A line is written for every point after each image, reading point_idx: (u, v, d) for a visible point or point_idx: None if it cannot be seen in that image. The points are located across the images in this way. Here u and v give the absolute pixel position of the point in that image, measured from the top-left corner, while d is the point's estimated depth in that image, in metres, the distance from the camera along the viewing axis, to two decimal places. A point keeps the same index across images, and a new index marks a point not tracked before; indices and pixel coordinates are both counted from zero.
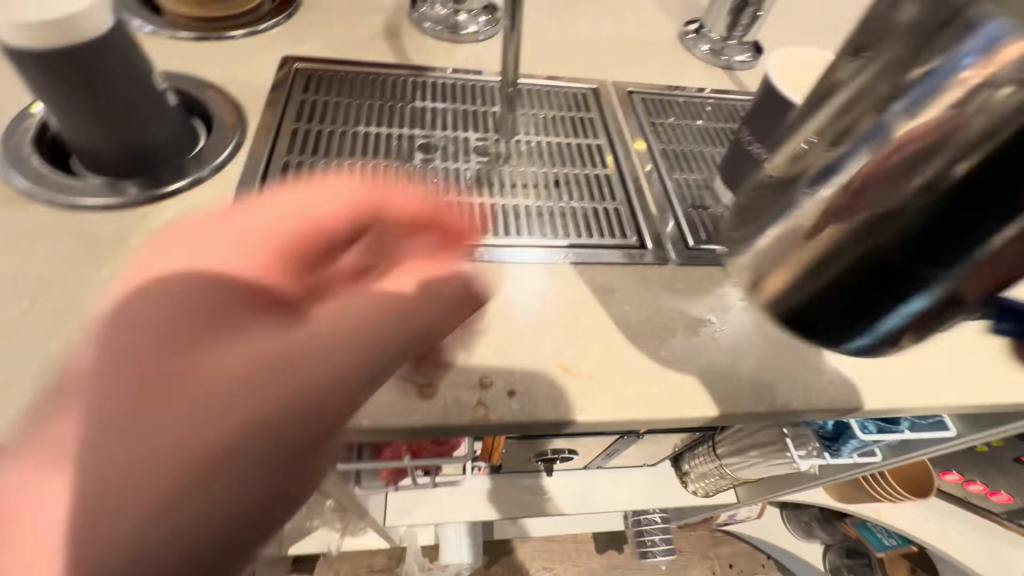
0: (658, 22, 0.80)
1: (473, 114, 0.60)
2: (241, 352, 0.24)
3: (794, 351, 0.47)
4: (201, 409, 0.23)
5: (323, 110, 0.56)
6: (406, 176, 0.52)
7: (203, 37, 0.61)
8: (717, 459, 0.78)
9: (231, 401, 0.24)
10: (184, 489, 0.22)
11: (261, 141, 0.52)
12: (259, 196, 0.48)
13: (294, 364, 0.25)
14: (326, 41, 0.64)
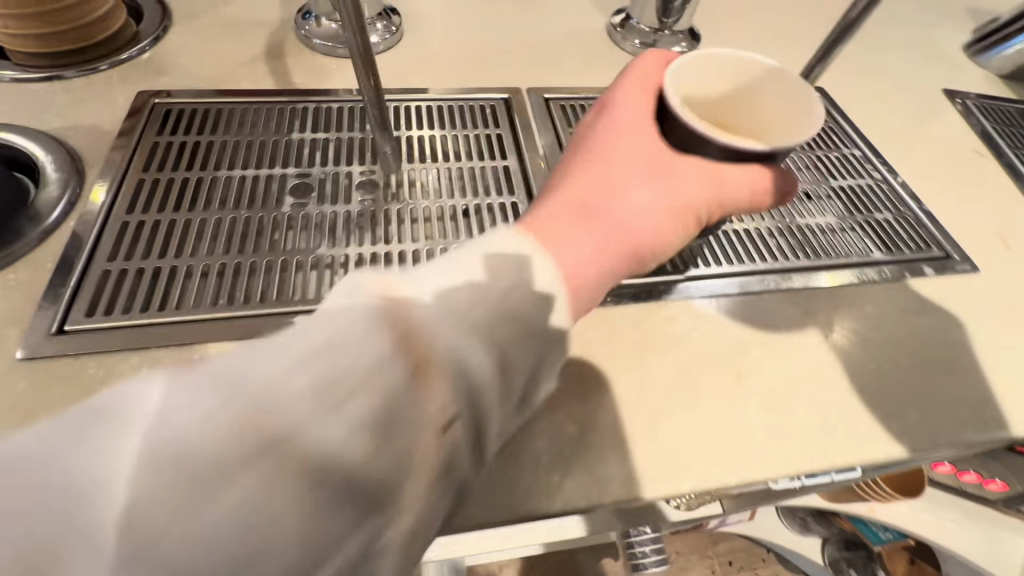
0: (583, 15, 0.72)
1: (358, 142, 0.52)
2: (655, 167, 0.35)
3: (730, 403, 0.40)
4: (618, 192, 0.34)
5: (180, 154, 0.48)
6: (272, 227, 0.45)
7: (51, 77, 0.54)
8: None
9: (633, 191, 0.34)
10: (603, 250, 0.32)
11: (97, 197, 0.44)
12: (88, 267, 0.40)
13: (670, 181, 0.35)
14: (194, 69, 0.56)
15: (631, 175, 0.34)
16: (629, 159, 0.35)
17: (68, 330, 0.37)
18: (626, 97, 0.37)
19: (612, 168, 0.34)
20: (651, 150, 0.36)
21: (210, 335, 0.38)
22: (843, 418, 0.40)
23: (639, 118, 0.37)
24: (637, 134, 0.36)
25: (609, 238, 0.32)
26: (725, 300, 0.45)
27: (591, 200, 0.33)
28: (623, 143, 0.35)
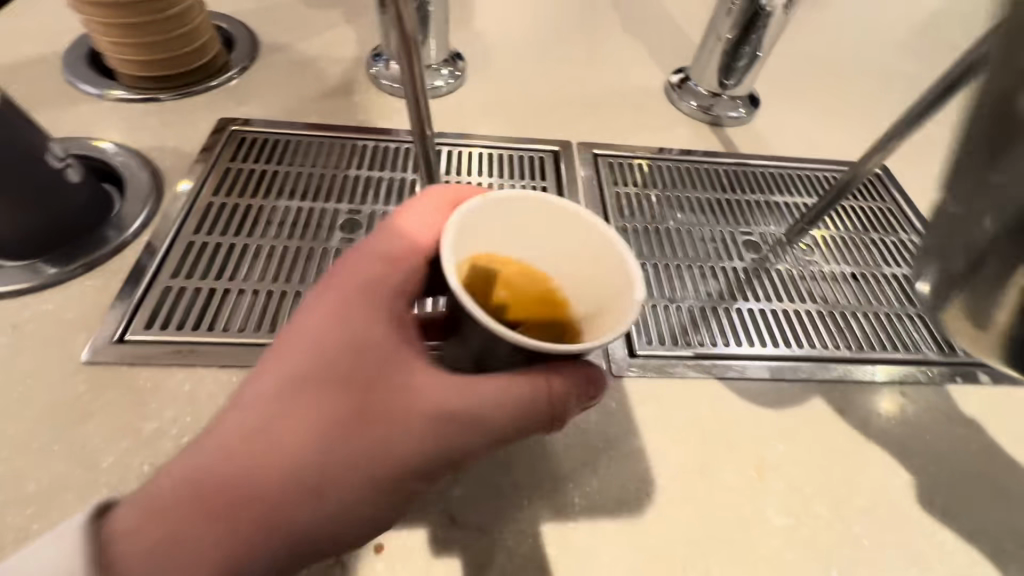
0: (642, 71, 0.73)
1: (408, 183, 0.54)
2: (331, 390, 0.28)
3: (742, 500, 0.39)
4: (285, 457, 0.27)
5: (247, 180, 0.52)
6: (318, 259, 0.47)
7: (147, 98, 0.59)
8: None
9: (289, 442, 0.27)
10: (207, 517, 0.26)
11: (170, 216, 0.48)
12: (152, 282, 0.43)
13: (386, 422, 0.29)
14: (272, 100, 0.61)
15: (271, 408, 0.28)
16: (291, 377, 0.28)
17: (127, 339, 0.40)
18: (361, 261, 0.32)
19: (290, 403, 0.28)
20: (356, 362, 0.29)
21: (247, 360, 0.40)
22: (869, 533, 0.39)
23: (343, 304, 0.30)
24: (313, 344, 0.29)
25: (227, 484, 0.27)
26: (753, 382, 0.44)
27: (248, 452, 0.27)
28: (321, 349, 0.29)
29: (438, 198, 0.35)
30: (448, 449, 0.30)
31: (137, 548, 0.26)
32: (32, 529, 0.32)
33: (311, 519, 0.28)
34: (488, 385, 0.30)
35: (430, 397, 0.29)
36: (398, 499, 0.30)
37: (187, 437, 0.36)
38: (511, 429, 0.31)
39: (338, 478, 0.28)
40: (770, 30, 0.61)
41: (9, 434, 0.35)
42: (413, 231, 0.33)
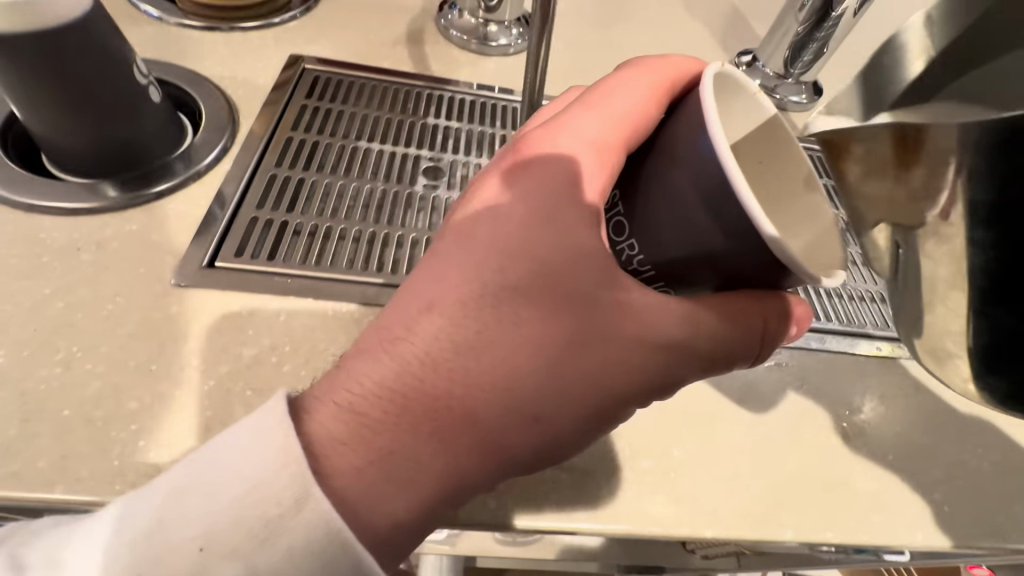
0: (707, 51, 0.73)
1: (486, 135, 0.53)
2: (541, 304, 0.26)
3: (836, 464, 0.39)
4: (495, 374, 0.26)
5: (325, 119, 0.51)
6: (404, 202, 0.46)
7: (213, 27, 0.57)
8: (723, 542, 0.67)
9: (500, 356, 0.26)
10: (419, 436, 0.26)
11: (249, 147, 0.46)
12: (237, 212, 0.42)
13: (603, 341, 0.26)
14: (342, 41, 0.59)
15: (475, 320, 0.26)
16: (494, 289, 0.26)
17: (217, 266, 0.39)
18: (566, 153, 0.28)
19: (496, 315, 0.26)
20: (570, 274, 0.26)
21: (343, 296, 0.39)
22: (948, 499, 0.38)
23: (549, 205, 0.27)
24: (515, 250, 0.27)
25: (432, 399, 0.26)
26: (830, 354, 0.44)
27: (455, 368, 0.26)
28: (528, 257, 0.26)
29: (652, 82, 0.30)
30: (657, 377, 0.28)
31: (349, 462, 0.26)
32: (138, 445, 0.31)
33: (521, 441, 0.26)
34: (704, 309, 0.28)
35: (647, 317, 0.27)
36: (600, 429, 0.28)
37: (288, 366, 0.35)
38: (718, 357, 0.29)
39: (550, 403, 0.26)
40: (840, 29, 0.63)
41: (104, 351, 0.34)
42: (624, 120, 0.29)
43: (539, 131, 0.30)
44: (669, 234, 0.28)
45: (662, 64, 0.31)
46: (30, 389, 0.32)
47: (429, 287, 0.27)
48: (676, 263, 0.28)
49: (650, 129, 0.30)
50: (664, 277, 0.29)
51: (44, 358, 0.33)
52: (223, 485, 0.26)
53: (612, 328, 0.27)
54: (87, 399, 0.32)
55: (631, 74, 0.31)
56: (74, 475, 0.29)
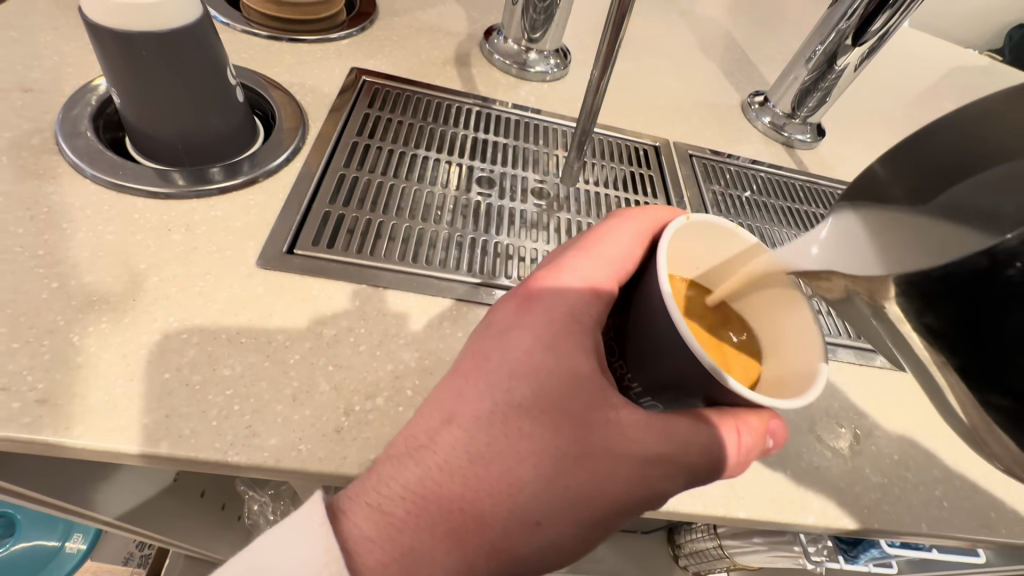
0: (722, 89, 0.80)
1: (530, 152, 0.58)
2: (546, 422, 0.28)
3: (852, 459, 0.43)
4: (502, 484, 0.28)
5: (385, 128, 0.55)
6: (461, 207, 0.50)
7: (276, 37, 0.61)
8: (713, 539, 0.72)
9: (506, 469, 0.28)
10: (435, 535, 0.27)
11: (320, 149, 0.50)
12: (311, 206, 0.46)
13: (601, 457, 0.29)
14: (396, 58, 0.64)
15: (486, 434, 0.28)
16: (505, 406, 0.29)
17: (297, 252, 0.42)
18: (566, 290, 0.32)
19: (506, 430, 0.28)
20: (574, 396, 0.29)
21: (409, 286, 0.42)
22: (946, 496, 0.43)
23: (552, 332, 0.30)
24: (523, 371, 0.29)
25: (449, 507, 0.28)
26: (842, 365, 0.48)
27: (468, 476, 0.28)
28: (534, 378, 0.29)
29: (640, 227, 0.34)
30: (647, 490, 0.30)
31: (375, 557, 0.28)
32: (233, 409, 0.33)
33: (526, 545, 0.28)
34: (693, 425, 0.30)
35: (640, 435, 0.29)
36: (597, 534, 0.30)
37: (364, 346, 0.38)
38: (707, 469, 0.31)
39: (550, 512, 0.28)
40: (842, 82, 0.71)
41: (197, 322, 0.36)
42: (614, 261, 0.33)
43: (543, 270, 0.33)
44: (651, 358, 0.31)
45: (646, 214, 0.35)
46: (135, 351, 0.34)
47: (448, 398, 0.29)
48: (658, 385, 0.32)
49: (637, 268, 0.34)
50: (650, 393, 0.33)
51: (143, 326, 0.35)
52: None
53: (612, 444, 0.29)
54: (185, 364, 0.34)
55: (622, 219, 0.35)
56: (177, 431, 0.32)
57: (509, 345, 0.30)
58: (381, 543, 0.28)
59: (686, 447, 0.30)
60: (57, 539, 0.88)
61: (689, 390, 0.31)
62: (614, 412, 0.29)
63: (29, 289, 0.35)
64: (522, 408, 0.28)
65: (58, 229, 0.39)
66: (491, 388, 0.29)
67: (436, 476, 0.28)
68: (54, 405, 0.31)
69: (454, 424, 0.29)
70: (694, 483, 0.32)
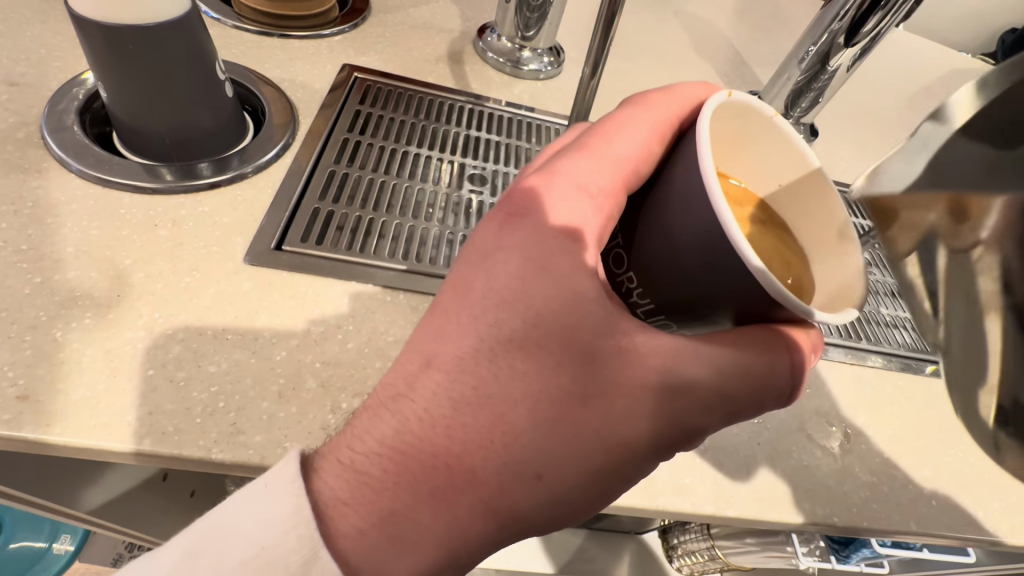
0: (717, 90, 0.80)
1: (522, 150, 0.58)
2: (539, 357, 0.27)
3: (842, 458, 0.43)
4: (493, 431, 0.27)
5: (377, 125, 0.55)
6: (452, 204, 0.50)
7: (268, 33, 0.61)
8: (707, 539, 0.72)
9: (498, 413, 0.27)
10: (419, 496, 0.27)
11: (310, 144, 0.50)
12: (301, 202, 0.45)
13: (605, 394, 0.27)
14: (389, 54, 0.64)
15: (471, 375, 0.27)
16: (491, 341, 0.28)
17: (285, 248, 0.42)
18: (563, 200, 0.29)
19: (494, 369, 0.27)
20: (572, 323, 0.27)
21: (399, 284, 0.42)
22: (935, 495, 0.43)
23: (546, 257, 0.28)
24: (510, 304, 0.28)
25: (433, 455, 0.27)
26: (832, 364, 0.48)
27: (452, 425, 0.27)
28: (525, 311, 0.27)
29: (653, 120, 0.31)
30: (665, 430, 0.28)
31: (350, 523, 0.27)
32: (218, 406, 0.33)
33: (525, 498, 0.27)
34: (718, 350, 0.28)
35: (653, 366, 0.28)
36: (609, 483, 0.28)
37: (352, 344, 0.38)
38: (735, 402, 0.29)
39: (550, 459, 0.27)
40: (835, 82, 0.70)
41: (183, 319, 0.36)
42: (623, 161, 0.30)
43: (535, 176, 0.30)
44: (664, 270, 0.29)
45: (660, 104, 0.32)
46: (119, 348, 0.34)
47: (429, 341, 0.29)
48: (674, 300, 0.29)
49: (652, 169, 0.31)
50: (663, 309, 0.30)
51: (128, 322, 0.35)
52: (242, 530, 0.28)
53: (619, 377, 0.27)
54: (170, 361, 0.34)
55: (634, 112, 0.32)
56: (161, 429, 0.31)
57: (499, 271, 0.28)
58: (363, 500, 0.27)
59: (710, 377, 0.28)
60: (45, 541, 0.87)
61: (726, 303, 0.28)
62: (624, 342, 0.28)
63: (12, 284, 0.35)
64: (511, 342, 0.27)
65: (41, 224, 0.38)
66: (478, 321, 0.28)
67: (417, 425, 0.27)
68: (35, 402, 0.31)
69: (435, 367, 0.28)
70: (729, 421, 0.30)
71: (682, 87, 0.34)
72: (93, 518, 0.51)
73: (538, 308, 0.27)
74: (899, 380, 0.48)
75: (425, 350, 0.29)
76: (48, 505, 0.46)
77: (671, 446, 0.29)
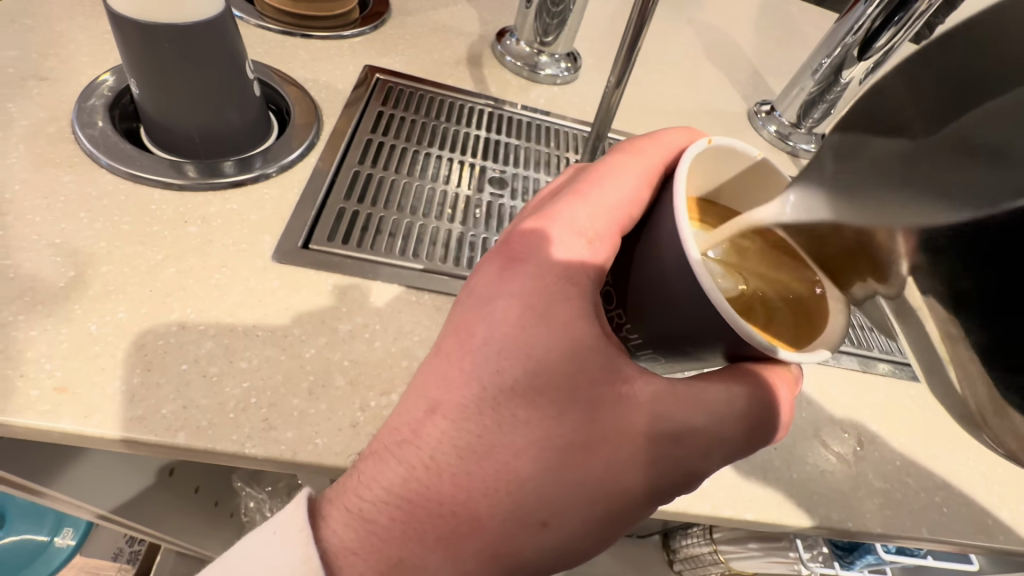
0: (731, 98, 0.81)
1: (540, 154, 0.58)
2: (543, 407, 0.27)
3: (855, 465, 0.43)
4: (498, 481, 0.27)
5: (398, 126, 0.55)
6: (472, 207, 0.50)
7: (291, 32, 0.61)
8: (709, 544, 0.72)
9: (501, 462, 0.27)
10: (426, 544, 0.27)
11: (334, 144, 0.51)
12: (326, 202, 0.46)
13: (609, 442, 0.27)
14: (408, 56, 0.64)
15: (476, 425, 0.27)
16: (495, 389, 0.28)
17: (312, 247, 0.42)
18: (561, 242, 0.30)
19: (498, 418, 0.27)
20: (574, 372, 0.27)
21: (423, 285, 0.43)
22: (946, 502, 0.43)
23: (547, 305, 0.28)
24: (514, 352, 0.28)
25: (439, 504, 0.27)
26: (845, 372, 0.48)
27: (458, 474, 0.27)
28: (528, 359, 0.27)
29: (643, 163, 0.32)
30: (667, 476, 0.29)
31: (359, 571, 0.27)
32: (250, 402, 0.34)
33: (532, 547, 0.27)
34: (716, 393, 0.29)
35: (655, 412, 0.28)
36: (613, 530, 0.29)
37: (379, 343, 0.38)
38: (731, 444, 0.30)
39: (555, 509, 0.27)
40: (848, 94, 0.71)
41: (214, 315, 0.37)
42: (615, 208, 0.31)
43: (530, 223, 0.31)
44: (653, 310, 0.30)
45: (648, 146, 0.33)
46: (152, 342, 0.34)
47: (431, 386, 0.28)
48: (660, 339, 0.31)
49: (641, 214, 0.32)
50: (651, 344, 0.32)
51: (161, 317, 0.36)
52: (253, 573, 0.29)
53: (623, 425, 0.28)
54: (202, 356, 0.35)
55: (622, 159, 0.32)
56: (195, 423, 0.32)
57: (500, 319, 0.28)
58: (370, 549, 0.27)
59: (708, 420, 0.29)
60: (47, 533, 0.87)
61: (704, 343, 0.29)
62: (626, 388, 0.28)
63: (49, 278, 0.36)
64: (514, 391, 0.27)
65: (74, 218, 0.39)
66: (477, 368, 0.28)
67: (420, 475, 0.27)
68: (73, 393, 0.31)
69: (436, 415, 0.28)
70: (729, 458, 0.31)
71: (668, 132, 0.35)
72: (110, 515, 0.52)
73: (540, 355, 0.27)
74: (910, 389, 0.49)
75: (427, 396, 0.28)
76: (56, 497, 0.47)
77: (673, 490, 0.30)
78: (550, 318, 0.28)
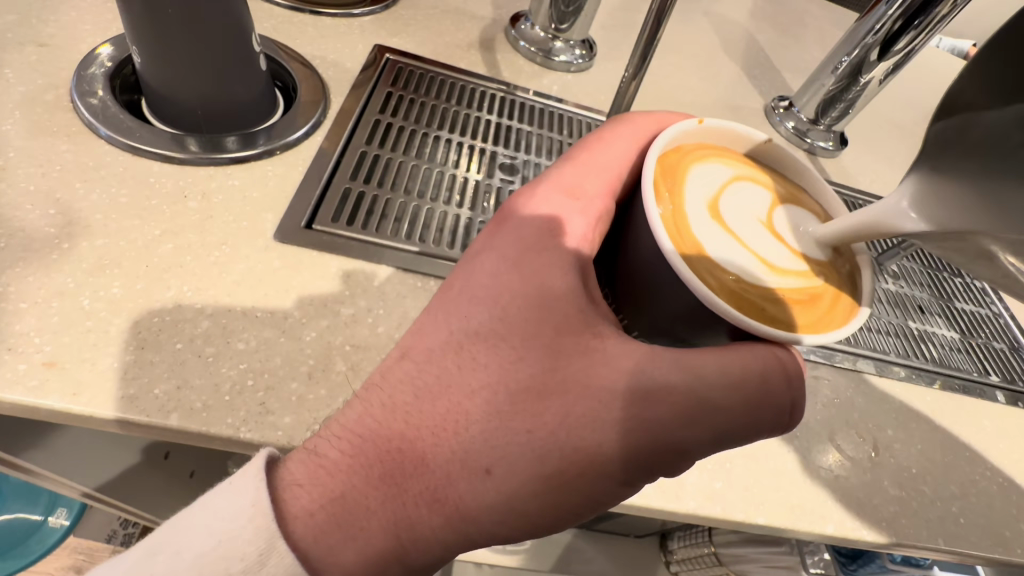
0: (748, 93, 0.79)
1: (553, 142, 0.56)
2: (503, 350, 0.27)
3: (870, 472, 0.42)
4: (447, 422, 0.26)
5: (408, 107, 0.53)
6: (480, 193, 0.48)
7: (299, 9, 0.59)
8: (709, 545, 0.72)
9: (453, 408, 0.26)
10: (369, 481, 0.26)
11: (341, 124, 0.49)
12: (331, 181, 0.44)
13: (566, 394, 0.26)
14: (419, 38, 0.62)
15: (437, 367, 0.27)
16: (461, 333, 0.27)
17: (316, 228, 0.41)
18: (546, 200, 0.30)
19: (459, 362, 0.27)
20: (540, 317, 0.27)
21: (428, 270, 0.41)
22: (962, 512, 0.42)
23: (522, 255, 0.28)
24: (483, 298, 0.28)
25: (392, 446, 0.26)
26: (859, 376, 0.47)
27: (410, 413, 0.26)
28: (494, 303, 0.27)
29: (634, 135, 0.33)
30: (638, 443, 0.26)
31: (300, 504, 0.26)
32: (247, 384, 0.32)
33: (472, 497, 0.25)
34: (703, 353, 0.26)
35: (626, 368, 0.26)
36: (568, 500, 0.26)
37: (382, 328, 0.37)
38: (719, 416, 0.26)
39: (501, 456, 0.25)
40: (867, 94, 0.69)
41: (210, 294, 0.35)
42: (608, 169, 0.32)
43: (527, 184, 0.32)
44: (642, 294, 0.29)
45: (647, 118, 0.35)
46: (146, 320, 0.33)
47: (407, 332, 0.29)
48: (655, 325, 0.29)
49: (631, 176, 0.33)
50: (641, 326, 0.30)
51: (157, 294, 0.34)
52: (201, 528, 0.26)
53: (588, 379, 0.26)
54: (198, 336, 0.33)
55: (618, 127, 0.34)
56: (189, 404, 0.31)
57: (477, 270, 0.29)
58: (315, 481, 0.26)
59: (696, 383, 0.26)
60: (39, 512, 0.86)
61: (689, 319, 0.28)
62: (595, 340, 0.27)
63: (43, 249, 0.34)
64: (480, 335, 0.27)
65: (70, 189, 0.37)
66: (449, 310, 0.28)
67: (379, 414, 0.26)
68: (61, 370, 0.30)
69: (406, 360, 0.27)
70: (727, 434, 0.27)
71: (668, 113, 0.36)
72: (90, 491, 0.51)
73: (508, 301, 0.27)
74: (928, 397, 0.47)
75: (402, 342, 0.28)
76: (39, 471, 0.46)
77: (650, 464, 0.26)
78: (525, 267, 0.28)
